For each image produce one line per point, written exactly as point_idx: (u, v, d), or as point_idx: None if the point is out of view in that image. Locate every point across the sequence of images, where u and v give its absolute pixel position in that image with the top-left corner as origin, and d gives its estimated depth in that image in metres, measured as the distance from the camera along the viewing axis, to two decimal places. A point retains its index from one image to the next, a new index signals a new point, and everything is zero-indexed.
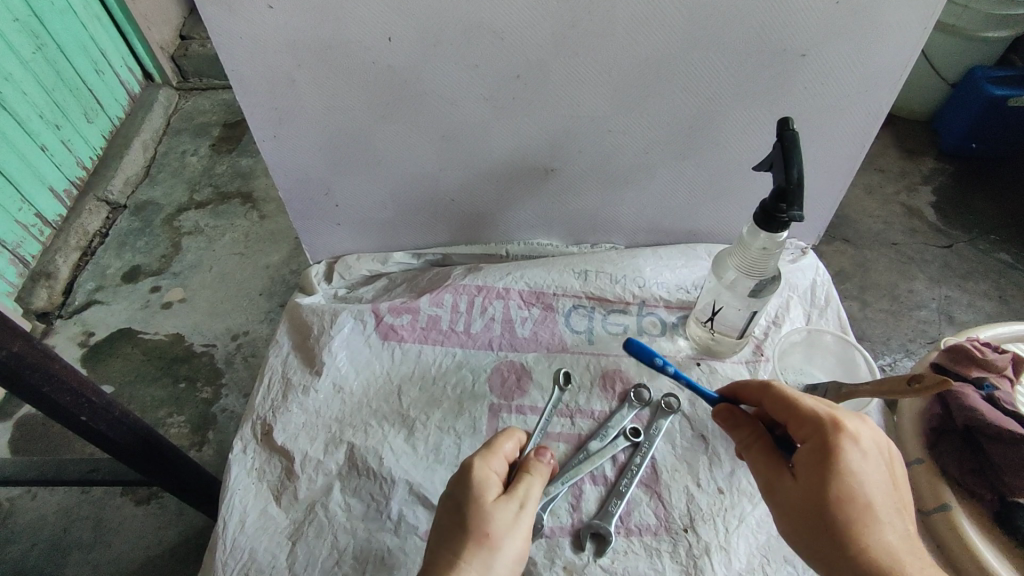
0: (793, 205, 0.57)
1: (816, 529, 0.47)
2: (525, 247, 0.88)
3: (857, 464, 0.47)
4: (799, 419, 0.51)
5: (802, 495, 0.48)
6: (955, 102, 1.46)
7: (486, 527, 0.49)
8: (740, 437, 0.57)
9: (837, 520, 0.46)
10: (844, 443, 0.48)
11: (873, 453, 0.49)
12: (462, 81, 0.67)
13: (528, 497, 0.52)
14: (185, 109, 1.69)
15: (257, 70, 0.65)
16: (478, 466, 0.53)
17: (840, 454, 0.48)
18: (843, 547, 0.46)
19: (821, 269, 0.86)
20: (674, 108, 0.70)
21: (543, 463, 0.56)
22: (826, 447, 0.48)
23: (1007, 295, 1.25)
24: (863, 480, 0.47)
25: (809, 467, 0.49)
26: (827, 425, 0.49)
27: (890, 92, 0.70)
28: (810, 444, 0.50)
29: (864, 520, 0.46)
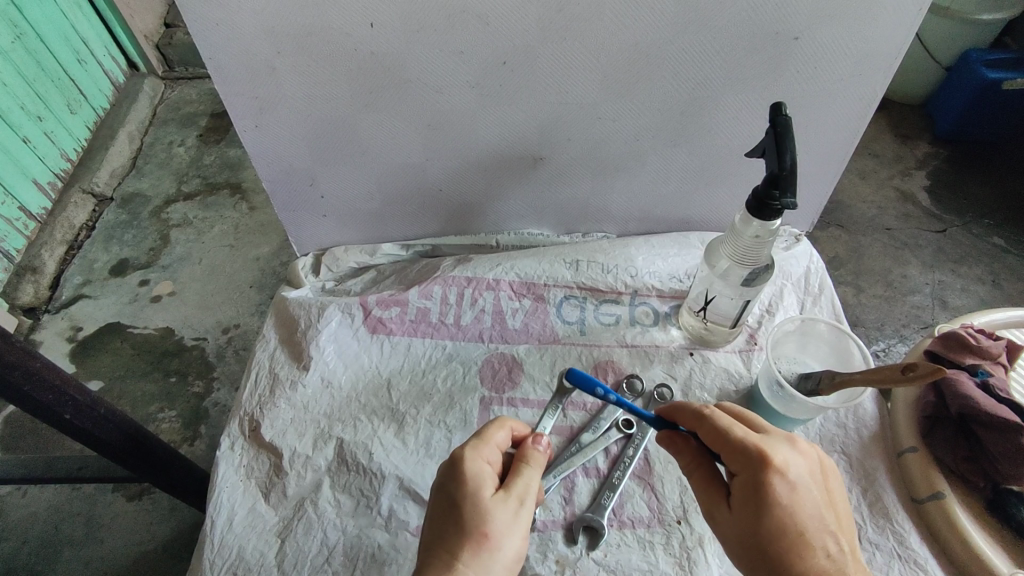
0: (786, 192, 0.56)
1: (756, 563, 0.47)
2: (516, 237, 0.87)
3: (788, 498, 0.46)
4: (728, 452, 0.49)
5: (742, 532, 0.48)
6: (950, 85, 1.45)
7: (485, 527, 0.48)
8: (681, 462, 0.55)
9: (773, 556, 0.46)
10: (773, 478, 0.47)
11: (804, 480, 0.48)
12: (447, 67, 0.65)
13: (527, 493, 0.51)
14: (171, 99, 1.65)
15: (235, 57, 0.63)
16: (472, 458, 0.51)
17: (768, 491, 0.47)
18: None
19: (816, 256, 0.85)
20: (665, 94, 0.69)
21: (540, 451, 0.55)
22: (756, 484, 0.47)
23: (1001, 279, 1.25)
24: (796, 511, 0.46)
25: (742, 504, 0.48)
26: (755, 462, 0.48)
27: (884, 75, 0.68)
28: (742, 481, 0.48)
29: (801, 553, 0.46)
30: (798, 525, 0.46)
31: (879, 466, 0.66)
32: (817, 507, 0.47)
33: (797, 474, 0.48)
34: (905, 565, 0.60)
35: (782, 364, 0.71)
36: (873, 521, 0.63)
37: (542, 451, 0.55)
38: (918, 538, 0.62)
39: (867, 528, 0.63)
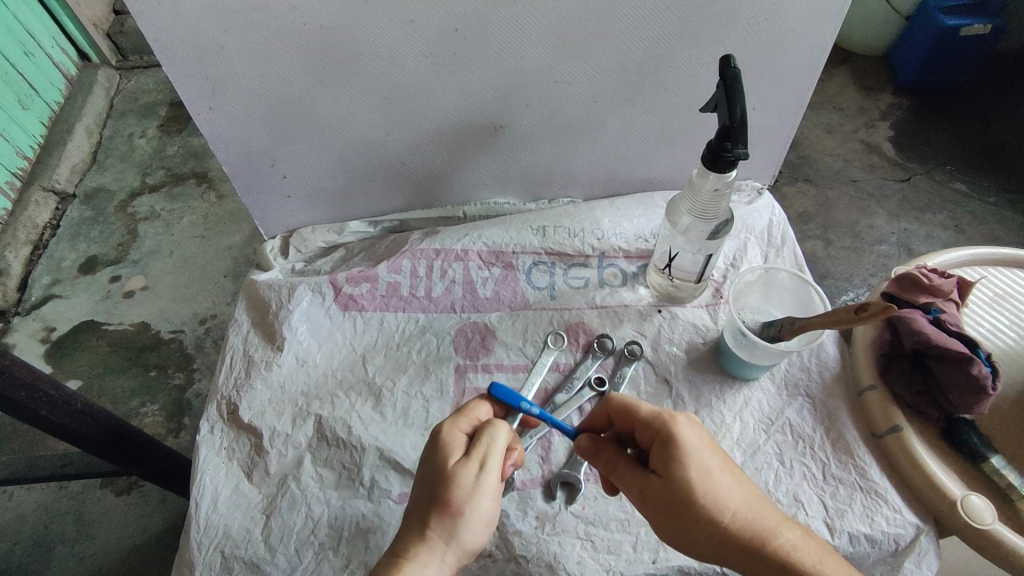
0: (738, 143, 0.57)
1: (680, 513, 0.50)
2: (482, 207, 0.87)
3: (699, 467, 0.50)
4: (639, 424, 0.54)
5: (665, 495, 0.51)
6: (910, 34, 1.47)
7: (448, 494, 0.50)
8: (601, 462, 0.56)
9: (693, 510, 0.49)
10: (681, 435, 0.51)
11: (703, 435, 0.52)
12: (398, 36, 0.64)
13: (494, 459, 0.52)
14: (128, 89, 1.60)
15: (181, 38, 0.62)
16: (445, 431, 0.54)
17: (683, 455, 0.50)
18: (701, 525, 0.49)
19: (778, 209, 0.87)
20: (620, 54, 0.69)
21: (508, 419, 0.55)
22: (667, 444, 0.51)
23: (962, 224, 1.29)
24: (705, 463, 0.51)
25: (663, 466, 0.51)
26: (664, 424, 0.52)
27: (833, 24, 0.70)
28: (659, 446, 0.52)
29: (714, 504, 0.49)
30: (709, 474, 0.50)
31: (841, 406, 0.69)
32: (722, 461, 0.52)
33: (698, 430, 0.53)
34: (866, 496, 0.64)
35: (746, 314, 0.73)
36: (835, 458, 0.66)
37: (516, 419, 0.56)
38: (878, 470, 0.65)
39: (830, 464, 0.66)
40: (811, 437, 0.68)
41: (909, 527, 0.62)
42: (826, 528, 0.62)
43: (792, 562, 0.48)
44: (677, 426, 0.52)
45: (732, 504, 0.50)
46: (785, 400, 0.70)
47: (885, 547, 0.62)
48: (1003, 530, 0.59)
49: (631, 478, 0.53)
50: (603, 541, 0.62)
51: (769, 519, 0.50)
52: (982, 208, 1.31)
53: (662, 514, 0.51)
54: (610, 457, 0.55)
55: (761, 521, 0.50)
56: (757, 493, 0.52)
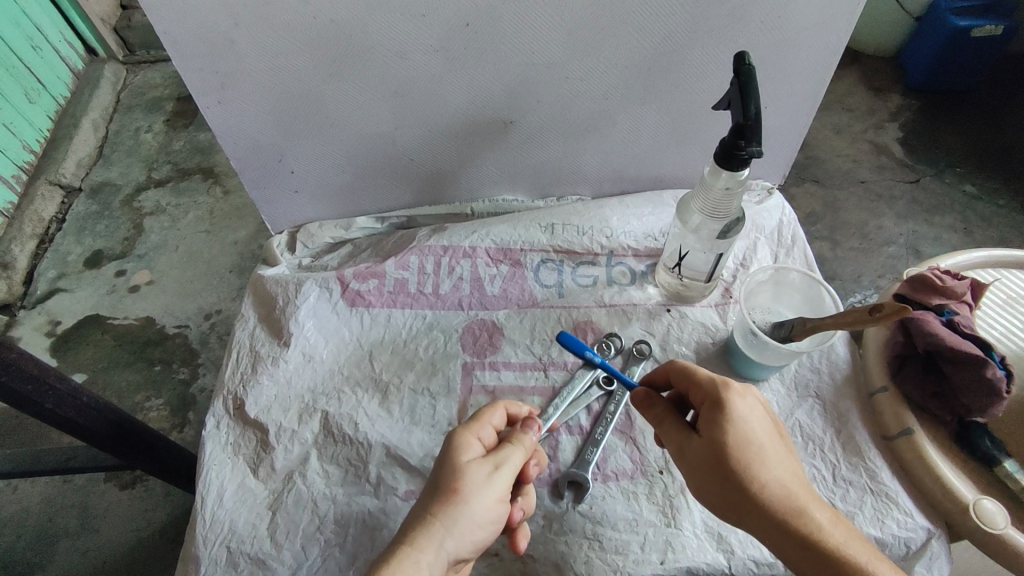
0: (752, 141, 0.57)
1: (719, 474, 0.50)
2: (490, 204, 0.87)
3: (746, 432, 0.50)
4: (693, 385, 0.54)
5: (707, 455, 0.50)
6: (921, 35, 1.45)
7: (455, 483, 0.50)
8: (649, 416, 0.56)
9: (733, 472, 0.49)
10: (733, 398, 0.52)
11: (756, 403, 0.52)
12: (409, 31, 0.64)
13: (507, 463, 0.52)
14: (135, 84, 1.60)
15: (190, 30, 0.61)
16: (460, 433, 0.54)
17: (730, 415, 0.51)
18: (737, 492, 0.49)
19: (788, 209, 0.86)
20: (631, 50, 0.68)
21: (527, 435, 0.56)
22: (716, 406, 0.51)
23: (972, 226, 1.28)
24: (750, 430, 0.50)
25: (708, 426, 0.51)
26: (718, 386, 0.52)
27: (848, 22, 0.69)
28: (707, 408, 0.52)
29: (754, 469, 0.49)
30: (754, 438, 0.50)
31: (851, 408, 0.69)
32: (769, 428, 0.51)
33: (752, 399, 0.52)
34: (877, 498, 0.63)
35: (756, 314, 0.73)
36: (846, 460, 0.65)
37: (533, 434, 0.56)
38: (889, 473, 0.64)
39: (841, 466, 0.65)
40: (822, 439, 0.67)
41: (920, 531, 0.61)
42: None
43: (819, 544, 0.47)
44: (731, 392, 0.52)
45: (772, 473, 0.49)
46: (795, 401, 0.70)
47: (896, 551, 0.61)
48: (1016, 535, 0.58)
49: (674, 433, 0.54)
50: (611, 542, 0.62)
51: (804, 495, 0.49)
52: (992, 210, 1.30)
53: (702, 474, 0.51)
54: (659, 412, 0.56)
55: (794, 495, 0.49)
56: (796, 471, 0.51)
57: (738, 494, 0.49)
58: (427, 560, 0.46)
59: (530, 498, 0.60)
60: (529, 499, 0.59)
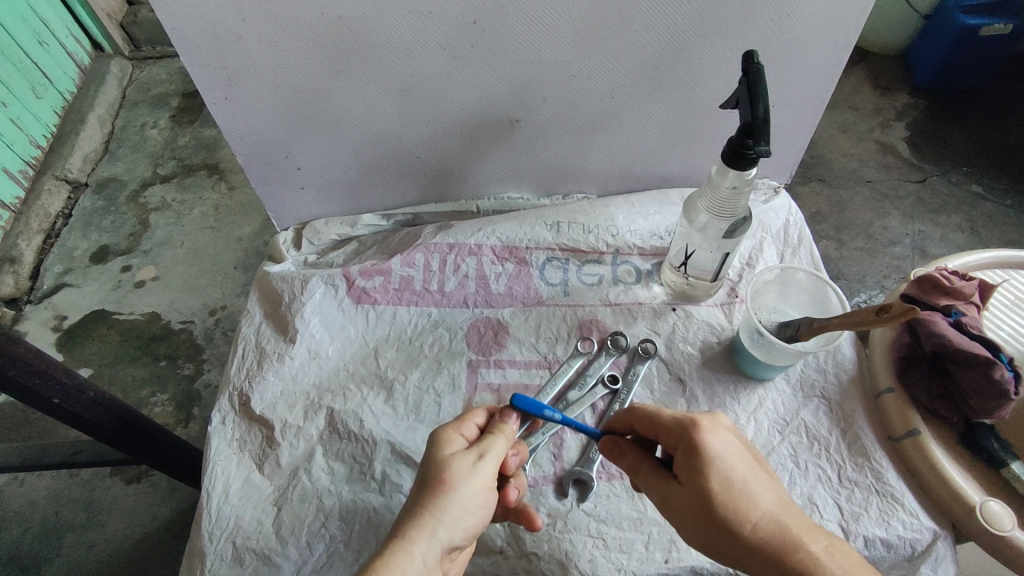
0: (759, 140, 0.56)
1: (702, 521, 0.49)
2: (496, 202, 0.87)
3: (722, 476, 0.49)
4: (662, 430, 0.54)
5: (690, 503, 0.50)
6: (929, 33, 1.45)
7: (442, 473, 0.50)
8: (623, 464, 0.57)
9: (716, 516, 0.49)
10: (705, 439, 0.51)
11: (731, 439, 0.52)
12: (416, 27, 0.64)
13: (491, 452, 0.53)
14: (140, 80, 1.61)
15: (198, 26, 0.61)
16: (443, 432, 0.55)
17: (703, 458, 0.50)
18: (722, 534, 0.49)
19: (794, 208, 0.86)
20: (639, 48, 0.68)
21: (508, 423, 0.56)
22: (690, 451, 0.51)
23: (978, 226, 1.27)
24: (730, 470, 0.50)
25: (684, 472, 0.51)
26: (687, 426, 0.52)
27: (857, 21, 0.68)
28: (681, 452, 0.52)
29: (736, 511, 0.49)
30: (733, 477, 0.50)
31: (858, 408, 0.69)
32: (748, 463, 0.51)
33: (725, 435, 0.52)
34: (883, 499, 0.63)
35: (762, 314, 0.72)
36: (851, 460, 0.65)
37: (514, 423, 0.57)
38: (895, 474, 0.64)
39: (846, 467, 0.65)
40: (827, 439, 0.67)
41: (926, 532, 0.61)
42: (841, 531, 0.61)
43: (818, 572, 0.46)
44: (701, 431, 0.51)
45: (758, 510, 0.49)
46: (801, 401, 0.70)
47: (902, 552, 0.61)
48: (1022, 537, 0.58)
49: (653, 481, 0.54)
50: (615, 540, 0.62)
51: (797, 525, 0.49)
52: (999, 210, 1.29)
53: (688, 520, 0.51)
54: (632, 459, 0.56)
55: (787, 527, 0.48)
56: (785, 500, 0.50)
57: (725, 536, 0.49)
58: (420, 550, 0.46)
59: (522, 479, 0.62)
60: (522, 481, 0.61)
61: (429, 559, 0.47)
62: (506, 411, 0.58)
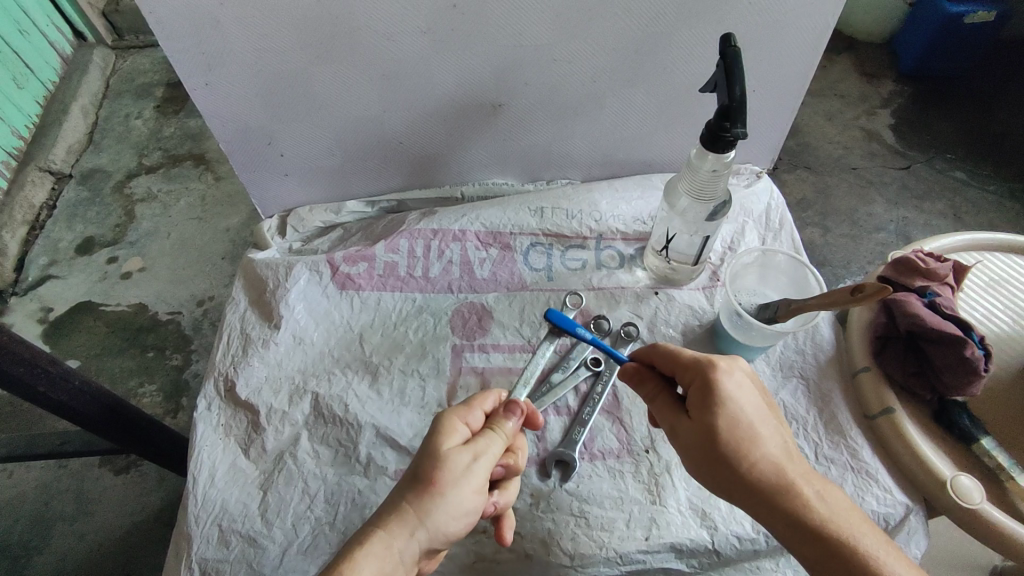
0: (737, 123, 0.57)
1: (712, 454, 0.50)
2: (480, 188, 0.87)
3: (733, 412, 0.50)
4: (681, 367, 0.54)
5: (698, 436, 0.51)
6: (914, 20, 1.46)
7: (433, 473, 0.49)
8: (641, 392, 0.58)
9: (725, 450, 0.50)
10: (721, 378, 0.51)
11: (746, 382, 0.52)
12: (396, 11, 0.64)
13: (485, 455, 0.52)
14: (124, 70, 1.59)
15: (176, 9, 0.61)
16: (448, 416, 0.54)
17: (717, 394, 0.51)
18: (729, 467, 0.50)
19: (776, 192, 0.87)
20: (619, 33, 0.68)
21: (510, 420, 0.56)
22: (706, 388, 0.51)
23: (960, 212, 1.29)
24: (740, 411, 0.50)
25: (698, 405, 0.51)
26: (705, 366, 0.52)
27: (835, 5, 0.69)
28: (696, 388, 0.52)
29: (745, 448, 0.49)
30: (744, 411, 0.50)
31: (835, 388, 0.70)
32: (758, 403, 0.52)
33: (739, 376, 0.52)
34: (858, 476, 0.64)
35: (742, 296, 0.73)
36: (828, 439, 0.67)
37: (513, 422, 0.57)
38: (869, 451, 0.66)
39: (823, 445, 0.66)
40: (805, 418, 0.68)
41: (899, 507, 0.63)
42: None
43: (806, 520, 0.47)
44: (718, 371, 0.52)
45: (765, 448, 0.50)
46: (780, 381, 0.71)
47: (875, 526, 0.62)
48: (991, 509, 0.59)
49: (667, 411, 0.55)
50: (597, 519, 0.63)
51: (795, 470, 0.49)
52: (981, 196, 1.31)
53: (696, 453, 0.51)
54: (651, 388, 0.57)
55: (786, 474, 0.49)
56: (790, 449, 0.51)
57: (731, 470, 0.49)
58: (399, 545, 0.47)
59: (510, 491, 0.59)
60: (508, 493, 0.59)
61: (407, 555, 0.47)
62: (513, 405, 0.58)
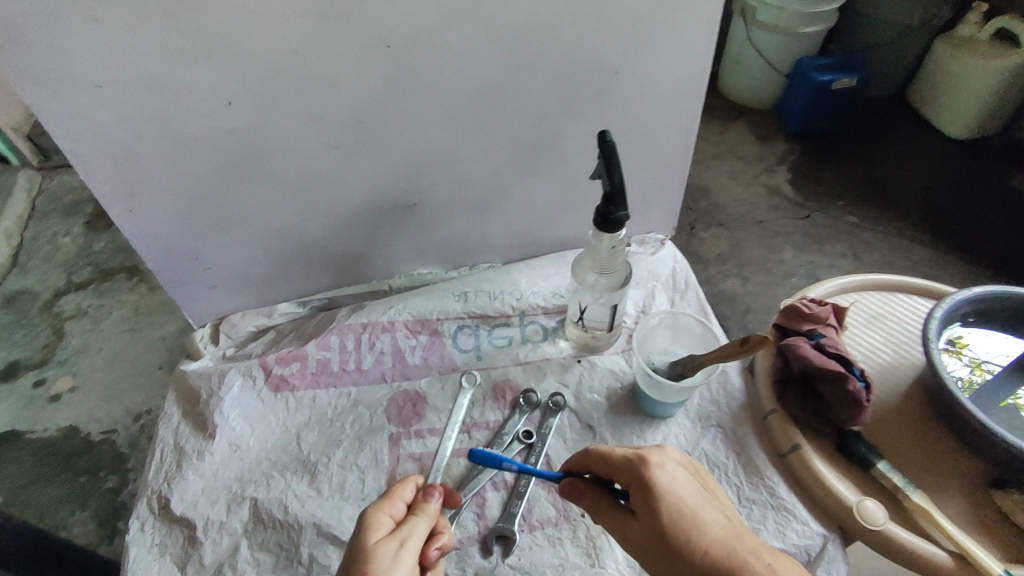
0: (620, 206, 0.65)
1: (665, 551, 0.53)
2: (407, 279, 0.92)
3: (673, 506, 0.54)
4: (614, 472, 0.58)
5: (648, 537, 0.54)
6: (791, 90, 1.66)
7: (364, 569, 0.51)
8: (583, 505, 0.60)
9: (675, 544, 0.53)
10: (654, 474, 0.55)
11: (680, 473, 0.56)
12: (308, 131, 0.70)
13: (411, 539, 0.54)
14: (51, 189, 1.60)
15: (95, 146, 0.65)
16: (371, 511, 0.56)
17: (655, 490, 0.54)
18: (681, 559, 0.53)
19: (680, 256, 0.96)
20: (514, 132, 0.77)
21: (431, 501, 0.59)
22: (644, 487, 0.55)
23: (859, 252, 1.42)
24: (681, 501, 0.54)
25: (642, 506, 0.55)
26: (637, 465, 0.56)
27: (694, 96, 0.80)
28: (635, 489, 0.56)
29: (692, 537, 0.53)
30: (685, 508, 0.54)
31: (749, 432, 0.76)
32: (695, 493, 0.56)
33: (672, 468, 0.56)
34: (777, 512, 0.70)
35: (654, 355, 0.79)
36: (747, 481, 0.73)
37: (436, 502, 0.59)
38: (785, 487, 0.71)
39: (743, 488, 0.72)
40: (725, 464, 0.74)
41: (816, 537, 0.68)
42: None
43: None
44: (650, 469, 0.56)
45: (714, 532, 0.53)
46: (701, 432, 0.77)
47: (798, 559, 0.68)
48: (895, 528, 0.64)
49: (614, 517, 0.58)
50: None
51: (745, 548, 0.53)
52: (874, 235, 1.46)
53: (651, 553, 0.54)
54: (593, 500, 0.59)
55: (739, 553, 0.53)
56: (737, 527, 0.55)
57: (685, 562, 0.52)
58: None
59: None
60: None
61: None
62: (433, 488, 0.60)
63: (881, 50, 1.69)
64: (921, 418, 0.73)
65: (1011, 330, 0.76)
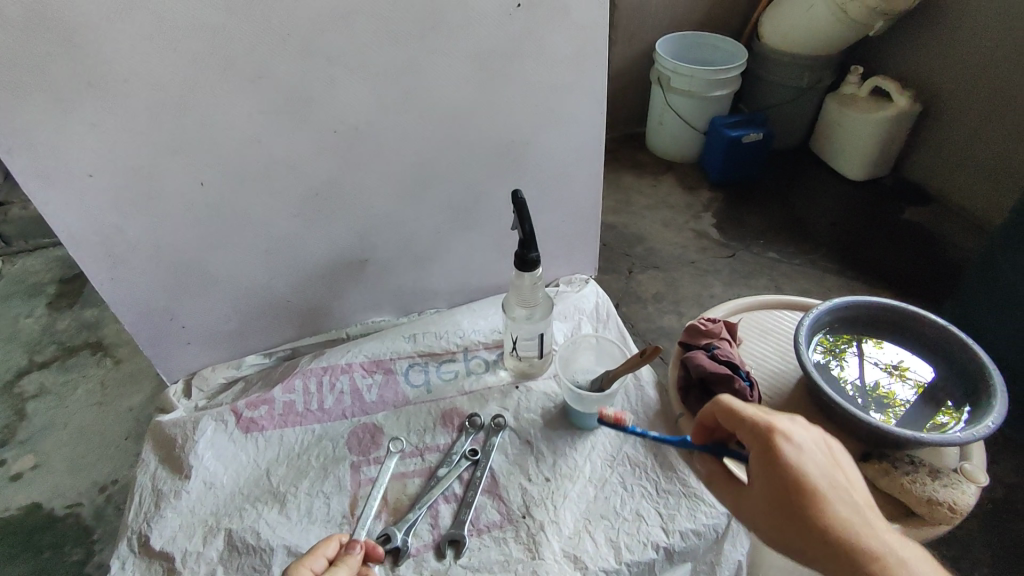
0: (531, 248, 0.80)
1: (786, 509, 0.56)
2: (362, 327, 1.04)
3: (798, 470, 0.56)
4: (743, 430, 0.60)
5: (769, 494, 0.57)
6: (710, 145, 1.89)
7: None
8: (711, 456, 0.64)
9: (796, 504, 0.55)
10: (782, 438, 0.57)
11: (810, 439, 0.58)
12: (271, 204, 0.83)
13: None
14: (13, 272, 1.67)
15: (84, 224, 0.76)
16: (295, 568, 0.62)
17: (780, 452, 0.57)
18: (804, 520, 0.54)
19: (601, 291, 1.10)
20: (449, 195, 0.92)
21: (351, 559, 0.65)
22: (770, 447, 0.57)
23: (778, 283, 1.60)
24: (809, 466, 0.56)
25: (765, 466, 0.57)
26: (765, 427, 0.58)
27: (596, 157, 0.98)
28: (762, 451, 0.58)
29: (816, 501, 0.54)
30: (811, 471, 0.56)
31: (663, 434, 0.88)
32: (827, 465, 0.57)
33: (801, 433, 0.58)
34: (689, 499, 0.81)
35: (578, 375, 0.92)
36: (664, 475, 0.84)
37: (356, 559, 0.65)
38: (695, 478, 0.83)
39: (661, 481, 0.83)
40: (645, 462, 0.85)
41: (722, 517, 0.79)
42: (662, 531, 0.78)
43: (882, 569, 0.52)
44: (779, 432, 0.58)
45: (837, 502, 0.55)
46: (624, 438, 0.88)
47: (709, 537, 0.78)
48: None
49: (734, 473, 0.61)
50: None
51: (868, 523, 0.54)
52: (791, 267, 1.64)
53: (771, 511, 0.57)
54: None
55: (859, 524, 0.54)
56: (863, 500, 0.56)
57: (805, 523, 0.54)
58: None
59: None
60: None
61: None
62: (354, 544, 0.66)
63: (781, 109, 1.95)
64: (802, 409, 0.86)
65: (910, 344, 0.85)
